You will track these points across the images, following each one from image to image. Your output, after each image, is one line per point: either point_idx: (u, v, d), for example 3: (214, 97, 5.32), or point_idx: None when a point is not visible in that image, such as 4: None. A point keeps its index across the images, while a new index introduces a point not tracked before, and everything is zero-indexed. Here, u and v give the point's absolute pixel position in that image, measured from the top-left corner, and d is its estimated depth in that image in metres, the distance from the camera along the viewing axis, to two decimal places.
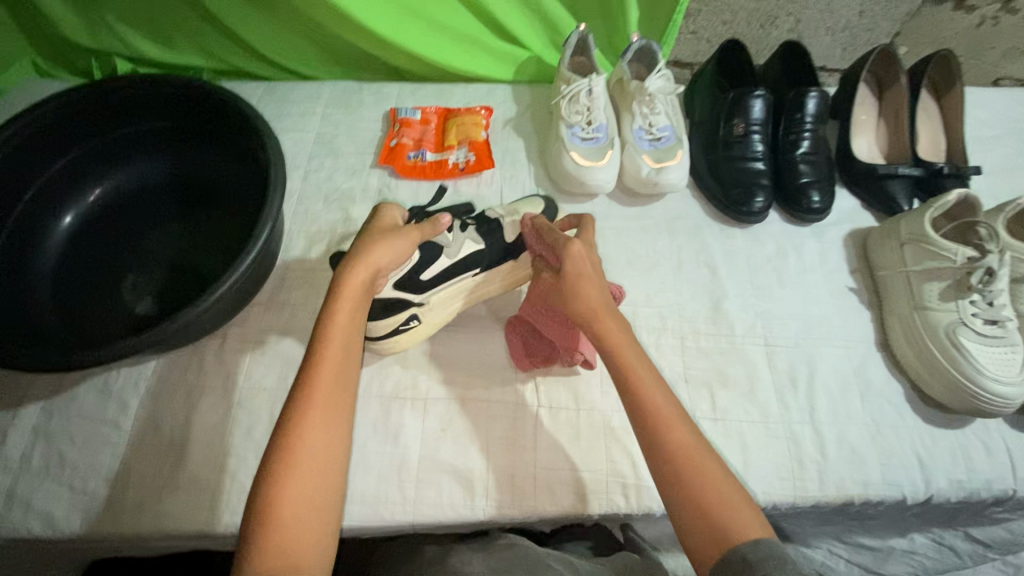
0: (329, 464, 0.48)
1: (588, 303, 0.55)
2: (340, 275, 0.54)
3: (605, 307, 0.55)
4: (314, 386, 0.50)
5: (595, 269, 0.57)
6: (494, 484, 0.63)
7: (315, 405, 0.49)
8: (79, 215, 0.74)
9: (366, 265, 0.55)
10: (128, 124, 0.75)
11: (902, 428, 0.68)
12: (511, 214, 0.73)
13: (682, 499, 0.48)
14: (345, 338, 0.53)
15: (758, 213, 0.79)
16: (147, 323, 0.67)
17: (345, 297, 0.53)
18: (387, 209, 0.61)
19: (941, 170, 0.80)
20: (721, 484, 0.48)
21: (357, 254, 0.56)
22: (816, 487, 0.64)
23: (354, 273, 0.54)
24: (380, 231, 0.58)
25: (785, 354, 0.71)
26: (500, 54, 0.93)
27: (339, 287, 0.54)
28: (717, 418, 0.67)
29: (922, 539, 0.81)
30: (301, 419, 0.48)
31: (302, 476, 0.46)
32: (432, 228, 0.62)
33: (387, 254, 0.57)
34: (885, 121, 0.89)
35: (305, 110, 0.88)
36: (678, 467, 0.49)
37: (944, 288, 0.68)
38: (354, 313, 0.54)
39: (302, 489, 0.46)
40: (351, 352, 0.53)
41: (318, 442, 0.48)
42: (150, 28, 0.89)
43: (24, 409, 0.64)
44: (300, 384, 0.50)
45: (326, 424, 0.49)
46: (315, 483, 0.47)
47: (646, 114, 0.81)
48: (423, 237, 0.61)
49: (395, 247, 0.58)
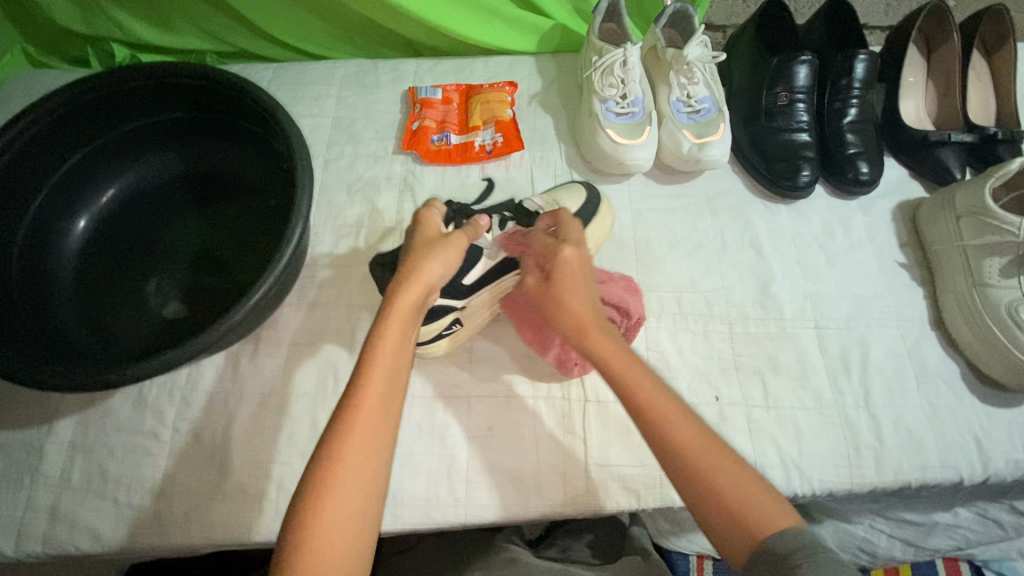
0: (367, 494, 0.43)
1: (574, 312, 0.52)
2: (392, 292, 0.51)
3: (590, 312, 0.52)
4: (356, 409, 0.45)
5: (582, 278, 0.54)
6: (546, 483, 0.61)
7: (357, 430, 0.45)
8: (93, 218, 0.70)
9: (421, 281, 0.52)
10: (136, 119, 0.70)
11: (959, 408, 0.66)
12: (551, 205, 0.69)
13: (699, 494, 0.42)
14: (393, 359, 0.48)
15: (805, 187, 0.75)
16: (176, 330, 0.64)
17: (394, 316, 0.50)
18: (429, 212, 0.57)
19: (994, 136, 0.75)
20: (731, 471, 0.42)
21: (409, 270, 0.52)
22: (873, 472, 0.63)
23: (406, 290, 0.51)
24: (429, 241, 0.55)
25: (836, 336, 0.69)
26: (522, 23, 0.87)
27: (390, 305, 0.50)
28: (770, 406, 0.65)
29: (967, 513, 0.81)
30: (340, 443, 0.44)
31: (338, 505, 0.42)
32: (475, 231, 0.58)
33: (440, 267, 0.53)
34: (934, 83, 0.84)
35: (319, 92, 0.83)
36: (687, 475, 0.42)
37: (1007, 263, 0.64)
38: (403, 334, 0.50)
39: (337, 521, 0.41)
40: (399, 374, 0.48)
41: (356, 469, 0.43)
42: (146, 10, 0.84)
43: (59, 424, 0.62)
44: (343, 408, 0.46)
45: (370, 451, 0.45)
46: (352, 514, 0.42)
47: (684, 84, 0.77)
48: (467, 240, 0.56)
49: (447, 260, 0.54)
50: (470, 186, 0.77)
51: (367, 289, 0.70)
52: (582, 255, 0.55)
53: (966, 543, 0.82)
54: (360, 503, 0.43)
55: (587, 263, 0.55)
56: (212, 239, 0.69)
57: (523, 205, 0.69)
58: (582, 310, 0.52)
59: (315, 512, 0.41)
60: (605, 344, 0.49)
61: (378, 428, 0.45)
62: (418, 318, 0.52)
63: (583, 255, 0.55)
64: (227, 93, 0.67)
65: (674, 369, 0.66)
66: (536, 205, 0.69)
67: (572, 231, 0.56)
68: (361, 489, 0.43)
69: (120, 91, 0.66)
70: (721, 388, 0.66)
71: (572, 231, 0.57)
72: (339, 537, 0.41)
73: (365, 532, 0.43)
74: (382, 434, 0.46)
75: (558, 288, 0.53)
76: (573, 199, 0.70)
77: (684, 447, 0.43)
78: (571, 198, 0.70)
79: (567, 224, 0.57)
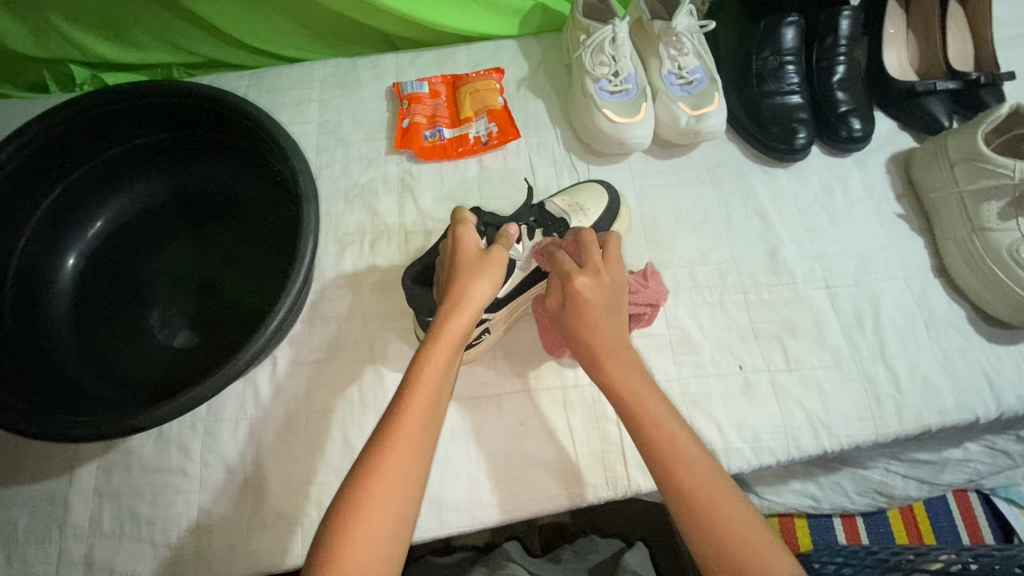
0: (400, 519, 0.43)
1: (591, 343, 0.52)
2: (441, 316, 0.51)
3: (607, 345, 0.52)
4: (396, 433, 0.45)
5: (604, 307, 0.53)
6: (585, 471, 0.61)
7: (396, 454, 0.44)
8: (82, 253, 0.67)
9: (471, 306, 0.52)
10: (116, 144, 0.67)
11: (969, 351, 0.68)
12: (576, 209, 0.68)
13: (699, 538, 0.43)
14: (436, 385, 0.48)
15: (801, 150, 0.75)
16: (188, 359, 0.62)
17: (442, 339, 0.49)
18: (467, 227, 0.57)
19: (977, 81, 0.77)
20: (739, 521, 0.42)
21: (458, 292, 0.52)
22: (896, 422, 0.65)
23: (454, 314, 0.51)
24: (473, 260, 0.54)
25: (847, 294, 0.71)
26: (501, 6, 0.84)
27: (438, 330, 0.50)
28: (792, 370, 0.66)
29: (976, 447, 0.85)
30: (377, 466, 0.44)
31: (371, 529, 0.42)
32: (507, 241, 0.58)
33: (487, 289, 0.53)
34: (915, 33, 0.85)
35: (301, 97, 0.80)
36: (679, 500, 0.44)
37: (1003, 206, 0.66)
38: (449, 360, 0.50)
39: (368, 545, 0.41)
40: (439, 400, 0.48)
41: (392, 493, 0.43)
42: (103, 27, 0.80)
43: (80, 471, 0.60)
44: (383, 430, 0.46)
45: (404, 474, 0.44)
46: (384, 540, 0.42)
47: (674, 56, 0.76)
48: (506, 258, 0.56)
49: (493, 281, 0.54)
50: (470, 181, 0.76)
51: (382, 297, 0.69)
52: (602, 285, 0.54)
53: (977, 475, 0.86)
54: (393, 529, 0.42)
55: (607, 291, 0.54)
56: (212, 263, 0.66)
57: (548, 209, 0.68)
58: (597, 342, 0.52)
59: (348, 536, 0.41)
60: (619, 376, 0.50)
61: (413, 453, 0.45)
62: (463, 343, 0.52)
63: (604, 284, 0.54)
64: (213, 109, 0.65)
65: (696, 343, 0.67)
66: (559, 208, 0.68)
67: (595, 258, 0.54)
68: (393, 514, 0.43)
69: (97, 116, 0.63)
70: (743, 356, 0.67)
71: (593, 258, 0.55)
72: (369, 564, 0.41)
73: (395, 558, 0.42)
74: (419, 459, 0.45)
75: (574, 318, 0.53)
76: (596, 202, 0.69)
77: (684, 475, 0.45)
78: (595, 202, 0.69)
79: (587, 245, 0.55)
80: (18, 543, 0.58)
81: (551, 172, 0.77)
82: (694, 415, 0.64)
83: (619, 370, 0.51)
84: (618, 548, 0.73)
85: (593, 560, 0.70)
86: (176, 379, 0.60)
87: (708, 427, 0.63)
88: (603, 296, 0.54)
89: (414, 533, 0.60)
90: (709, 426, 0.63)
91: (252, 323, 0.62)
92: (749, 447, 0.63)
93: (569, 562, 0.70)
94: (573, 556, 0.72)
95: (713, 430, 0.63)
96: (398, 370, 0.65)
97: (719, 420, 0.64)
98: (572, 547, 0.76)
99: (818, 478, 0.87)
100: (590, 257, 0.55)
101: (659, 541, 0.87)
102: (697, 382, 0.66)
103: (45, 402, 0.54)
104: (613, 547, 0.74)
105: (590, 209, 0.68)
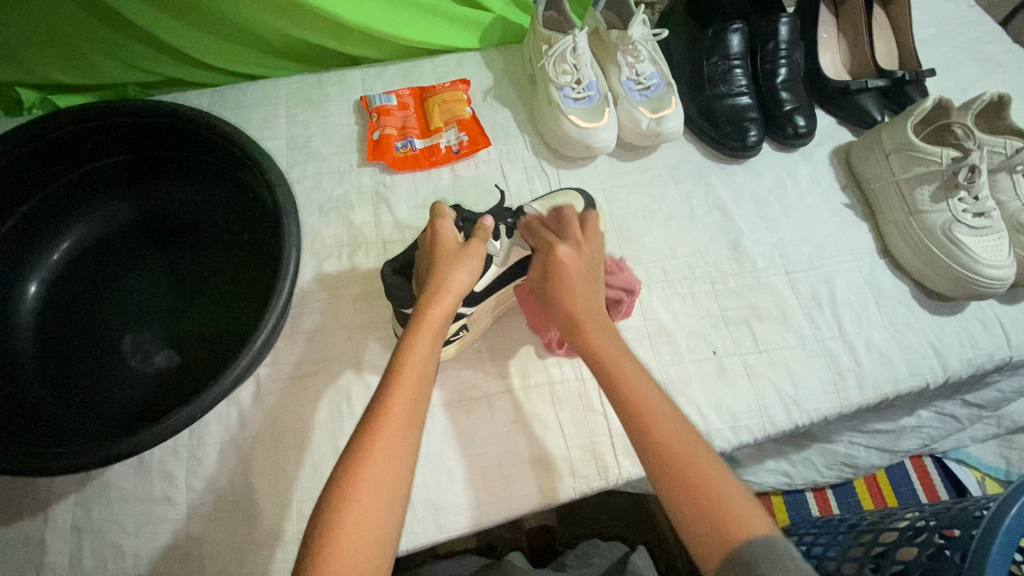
0: (393, 495, 0.44)
1: (572, 310, 0.55)
2: (422, 304, 0.54)
3: (585, 311, 0.54)
4: (386, 411, 0.47)
5: (584, 276, 0.57)
6: (577, 463, 0.63)
7: (385, 433, 0.46)
8: (44, 280, 0.64)
9: (449, 292, 0.54)
10: (77, 166, 0.65)
11: (915, 323, 0.74)
12: None
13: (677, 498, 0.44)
14: (420, 369, 0.50)
15: (753, 147, 0.80)
16: (165, 382, 0.60)
17: (425, 327, 0.52)
18: (446, 220, 0.59)
19: (902, 78, 0.84)
20: (711, 476, 0.44)
21: (435, 282, 0.55)
22: (857, 392, 0.70)
23: (433, 302, 0.53)
24: (451, 251, 0.57)
25: (805, 278, 0.76)
26: (462, 20, 0.87)
27: (419, 318, 0.53)
28: (761, 351, 0.71)
29: (927, 414, 0.91)
30: (367, 446, 0.45)
31: (363, 504, 0.43)
32: (485, 236, 0.60)
33: (464, 279, 0.56)
34: (844, 37, 0.93)
35: (267, 113, 0.79)
36: (663, 470, 0.45)
37: (934, 190, 0.73)
38: (432, 343, 0.52)
39: (361, 520, 0.42)
40: (425, 380, 0.50)
41: (383, 470, 0.44)
42: (54, 48, 0.78)
43: (55, 509, 0.58)
44: (370, 411, 0.47)
45: (394, 451, 0.45)
46: (377, 518, 0.43)
47: (631, 63, 0.79)
48: (483, 249, 0.59)
49: (470, 271, 0.57)
50: (445, 189, 0.77)
51: (364, 307, 0.69)
52: (582, 257, 0.58)
53: (931, 439, 0.92)
54: (386, 505, 0.44)
55: (586, 263, 0.58)
56: (184, 283, 0.65)
57: (526, 211, 0.67)
58: (577, 308, 0.55)
59: (340, 513, 0.42)
60: (592, 335, 0.53)
61: (404, 429, 0.47)
62: (445, 328, 0.54)
63: (585, 260, 0.58)
64: (182, 127, 0.64)
65: (671, 332, 0.71)
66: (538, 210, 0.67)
67: (575, 233, 0.59)
68: (385, 491, 0.44)
69: (57, 137, 0.61)
70: (716, 342, 0.71)
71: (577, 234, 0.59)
72: (362, 543, 0.42)
73: (389, 538, 0.43)
74: (409, 436, 0.47)
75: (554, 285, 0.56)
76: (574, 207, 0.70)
77: (667, 447, 0.46)
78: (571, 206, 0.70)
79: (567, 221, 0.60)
80: None
81: (523, 177, 0.79)
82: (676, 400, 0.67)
83: (600, 337, 0.53)
84: (622, 552, 0.76)
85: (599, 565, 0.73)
86: (155, 405, 0.59)
87: (691, 411, 0.66)
88: (581, 267, 0.57)
89: (413, 540, 0.60)
90: (692, 410, 0.66)
91: (233, 343, 0.61)
92: (728, 427, 0.66)
93: (575, 568, 0.72)
94: (580, 562, 0.74)
95: (695, 414, 0.66)
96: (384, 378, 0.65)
97: (699, 404, 0.67)
98: (575, 551, 0.79)
99: (790, 455, 0.92)
100: (573, 233, 0.59)
101: (653, 536, 0.89)
102: (675, 368, 0.69)
103: (13, 438, 0.52)
104: (616, 551, 0.77)
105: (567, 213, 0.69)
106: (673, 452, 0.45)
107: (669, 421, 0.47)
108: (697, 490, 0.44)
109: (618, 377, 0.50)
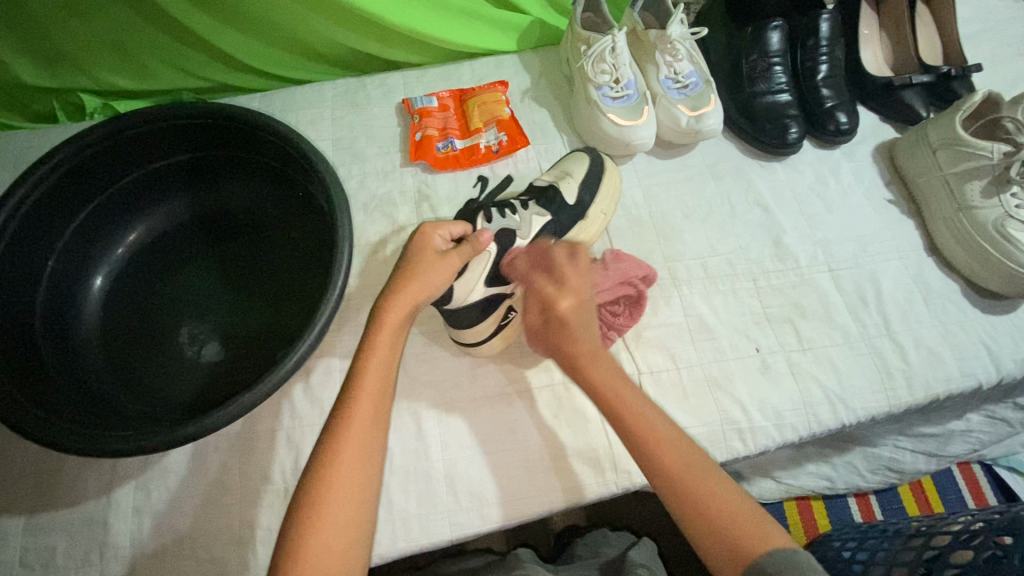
0: (362, 497, 0.48)
1: (569, 353, 0.53)
2: (380, 310, 0.56)
3: (584, 350, 0.53)
4: (350, 419, 0.50)
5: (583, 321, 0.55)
6: (620, 458, 0.63)
7: (350, 440, 0.49)
8: (109, 275, 0.67)
9: (408, 298, 0.56)
10: (138, 167, 0.68)
11: (965, 321, 0.73)
12: (561, 176, 0.73)
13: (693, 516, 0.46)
14: (380, 376, 0.53)
15: (794, 144, 0.80)
16: (220, 373, 0.63)
17: (383, 334, 0.54)
18: (428, 232, 0.60)
19: (947, 73, 0.83)
20: (721, 497, 0.47)
21: (392, 290, 0.57)
22: (906, 392, 0.68)
23: (393, 308, 0.55)
24: (430, 258, 0.59)
25: (849, 275, 0.75)
26: (501, 24, 0.88)
27: (377, 324, 0.55)
28: (806, 349, 0.70)
29: (977, 417, 0.89)
30: (334, 452, 0.49)
31: (335, 508, 0.47)
32: (476, 247, 0.61)
33: (427, 287, 0.57)
34: (886, 33, 0.92)
35: (313, 115, 0.82)
36: (671, 491, 0.48)
37: (984, 185, 0.71)
38: (392, 349, 0.55)
39: (333, 522, 0.46)
40: (386, 388, 0.53)
41: (349, 479, 0.48)
42: (114, 56, 0.82)
43: (118, 491, 0.60)
44: (336, 418, 0.51)
45: (359, 456, 0.49)
46: (348, 519, 0.47)
47: (670, 62, 0.80)
48: (461, 261, 0.60)
49: (436, 282, 0.58)
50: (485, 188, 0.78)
51: None
52: (580, 303, 0.55)
53: (981, 444, 0.90)
54: (356, 507, 0.48)
55: (584, 307, 0.55)
56: (237, 277, 0.68)
57: (536, 184, 0.73)
58: (575, 351, 0.53)
59: (311, 522, 0.46)
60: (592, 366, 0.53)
61: (367, 435, 0.50)
62: (404, 333, 0.57)
63: (583, 303, 0.55)
64: (238, 129, 0.67)
65: (713, 329, 0.70)
66: (546, 180, 0.73)
67: (570, 278, 0.56)
68: (354, 493, 0.48)
69: (122, 139, 0.64)
70: (759, 340, 0.70)
71: (568, 276, 0.57)
72: (334, 547, 0.46)
73: (360, 537, 0.48)
74: (373, 443, 0.51)
75: (556, 333, 0.54)
76: (579, 165, 0.74)
77: (671, 467, 0.48)
78: (577, 164, 0.74)
79: (565, 267, 0.57)
80: (57, 568, 0.58)
81: None
82: (718, 398, 0.66)
83: (598, 371, 0.53)
84: (630, 543, 0.75)
85: (606, 558, 0.71)
86: (212, 395, 0.61)
87: (733, 408, 0.66)
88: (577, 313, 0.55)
89: (458, 531, 0.60)
90: (734, 407, 0.66)
91: (286, 334, 0.64)
92: (773, 425, 0.66)
93: (585, 559, 0.71)
94: (588, 553, 0.73)
95: (738, 411, 0.66)
96: (430, 370, 0.67)
97: (741, 401, 0.66)
98: (584, 541, 0.79)
99: (832, 458, 0.90)
100: (564, 275, 0.57)
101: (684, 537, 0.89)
102: (719, 365, 0.68)
103: (85, 421, 0.54)
104: (625, 542, 0.76)
105: (574, 171, 0.73)
106: (679, 474, 0.48)
107: (670, 440, 0.50)
108: (710, 512, 0.46)
109: (627, 403, 0.52)
